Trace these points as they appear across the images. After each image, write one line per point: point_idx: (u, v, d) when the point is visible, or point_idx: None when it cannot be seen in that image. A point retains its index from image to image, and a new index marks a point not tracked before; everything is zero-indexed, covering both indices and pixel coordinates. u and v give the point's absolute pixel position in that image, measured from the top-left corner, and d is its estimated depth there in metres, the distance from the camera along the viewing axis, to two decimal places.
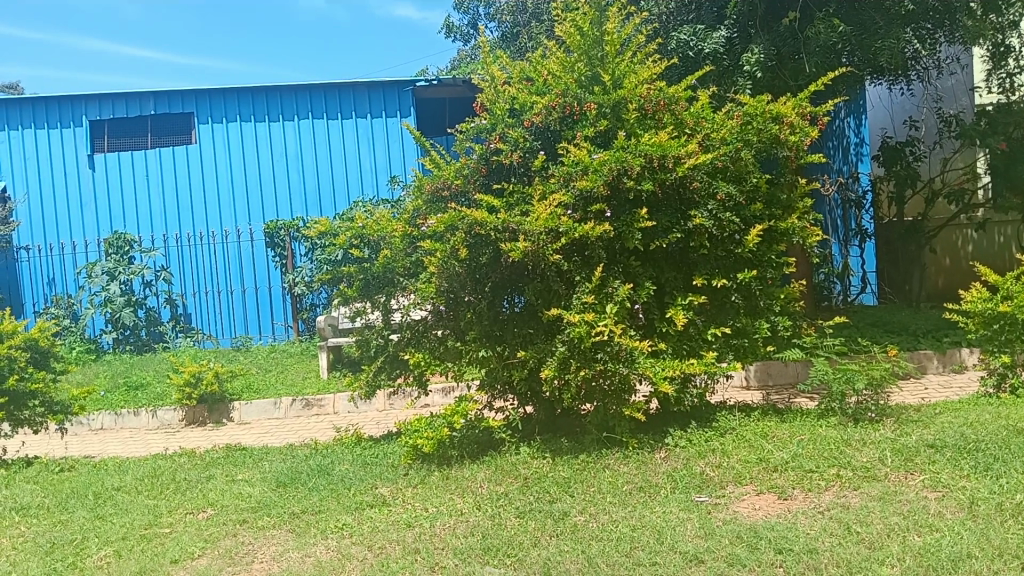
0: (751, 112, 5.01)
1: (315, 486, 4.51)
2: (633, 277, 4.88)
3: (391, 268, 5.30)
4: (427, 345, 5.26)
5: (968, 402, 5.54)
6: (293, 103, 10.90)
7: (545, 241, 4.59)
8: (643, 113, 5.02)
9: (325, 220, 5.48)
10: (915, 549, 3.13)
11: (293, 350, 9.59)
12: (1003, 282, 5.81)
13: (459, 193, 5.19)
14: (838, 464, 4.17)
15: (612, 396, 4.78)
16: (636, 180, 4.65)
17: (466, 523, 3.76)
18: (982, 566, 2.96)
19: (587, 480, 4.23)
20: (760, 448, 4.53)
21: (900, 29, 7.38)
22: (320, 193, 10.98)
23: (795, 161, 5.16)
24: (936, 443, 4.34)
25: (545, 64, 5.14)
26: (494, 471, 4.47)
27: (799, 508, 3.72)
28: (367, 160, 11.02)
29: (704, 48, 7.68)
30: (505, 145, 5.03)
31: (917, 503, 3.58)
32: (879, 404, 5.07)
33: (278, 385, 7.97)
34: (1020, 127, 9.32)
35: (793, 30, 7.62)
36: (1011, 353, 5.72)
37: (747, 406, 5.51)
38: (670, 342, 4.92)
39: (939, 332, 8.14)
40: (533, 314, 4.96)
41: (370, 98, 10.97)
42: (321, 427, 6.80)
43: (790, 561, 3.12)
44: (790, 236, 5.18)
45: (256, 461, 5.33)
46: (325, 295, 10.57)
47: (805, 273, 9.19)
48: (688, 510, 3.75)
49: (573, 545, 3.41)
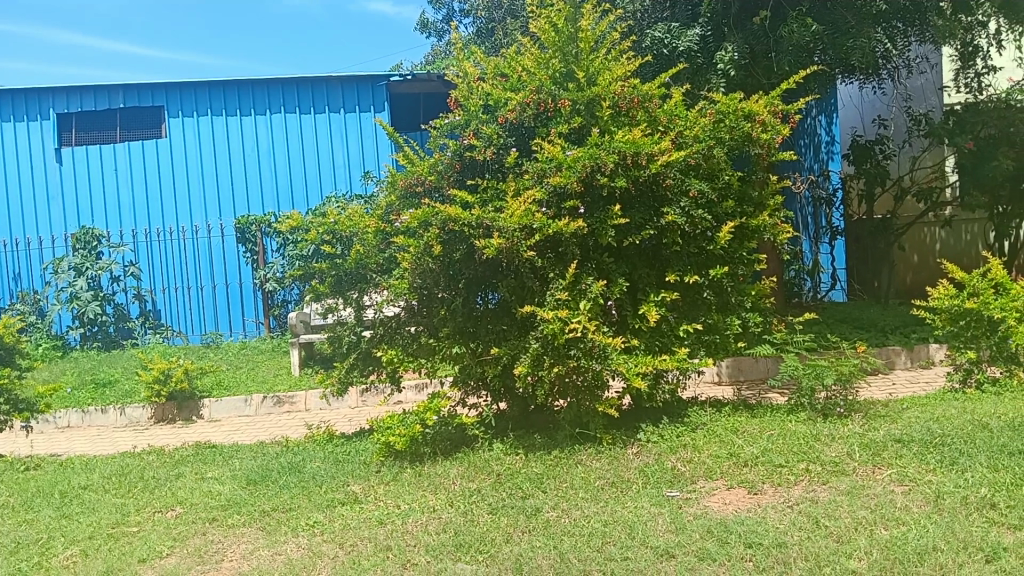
0: (724, 110, 5.03)
1: (286, 484, 4.48)
2: (607, 274, 4.89)
3: (363, 265, 5.26)
4: (401, 342, 5.20)
5: (934, 397, 5.62)
6: (265, 97, 10.79)
7: (520, 238, 4.56)
8: (617, 110, 5.02)
9: (296, 215, 5.44)
10: (882, 542, 3.17)
11: (264, 346, 9.51)
12: (970, 279, 5.88)
13: (433, 189, 5.16)
14: (807, 458, 4.21)
15: (586, 392, 4.78)
16: (609, 176, 4.67)
17: (438, 519, 3.75)
18: (947, 560, 3.00)
19: (559, 476, 4.23)
20: (731, 443, 4.56)
21: (871, 29, 7.45)
22: (293, 189, 10.88)
23: (767, 159, 5.19)
24: (903, 438, 4.40)
25: (519, 60, 5.12)
26: (467, 468, 4.46)
27: (769, 502, 3.75)
28: (340, 154, 10.91)
29: (679, 46, 7.70)
30: (478, 142, 5.01)
31: (884, 497, 3.63)
32: (848, 399, 5.12)
33: (249, 381, 7.90)
34: (987, 127, 9.48)
35: (766, 29, 7.65)
36: (977, 348, 5.83)
37: (718, 402, 5.55)
38: (643, 339, 4.94)
39: (907, 329, 8.26)
40: (506, 311, 4.95)
41: (344, 92, 10.87)
42: (292, 424, 6.75)
43: (760, 555, 3.14)
44: (762, 233, 5.21)
45: (226, 458, 5.29)
46: (297, 291, 10.46)
47: (776, 270, 9.26)
48: (660, 505, 3.77)
49: (545, 540, 3.41)
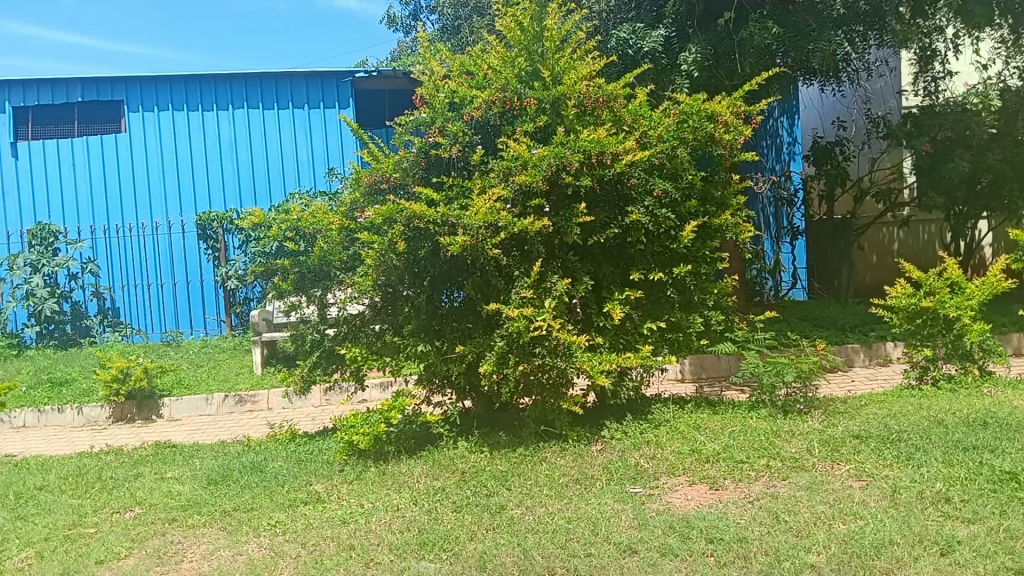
0: (687, 110, 5.06)
1: (248, 483, 4.42)
2: (571, 272, 4.90)
3: (327, 261, 5.20)
4: (364, 340, 5.16)
5: (891, 394, 5.73)
6: (228, 92, 10.64)
7: (485, 235, 4.56)
8: (582, 109, 5.05)
9: (259, 211, 5.38)
10: (841, 536, 3.23)
11: (226, 345, 9.39)
12: (926, 278, 5.99)
13: (398, 186, 5.13)
14: (768, 455, 4.27)
15: (550, 390, 4.80)
16: (574, 175, 4.69)
17: (402, 518, 3.73)
18: (903, 553, 3.06)
19: (524, 473, 4.24)
20: (693, 439, 4.61)
21: (831, 32, 7.55)
22: (255, 185, 10.75)
23: (729, 159, 5.23)
24: (861, 434, 4.49)
25: (484, 58, 5.11)
26: (432, 466, 4.45)
27: (730, 498, 3.80)
28: (304, 151, 10.81)
29: (643, 46, 7.76)
30: (444, 139, 5.00)
31: (843, 492, 3.70)
32: (808, 396, 5.21)
33: (210, 380, 7.79)
34: (943, 130, 9.67)
35: (729, 31, 7.72)
36: (932, 346, 5.95)
37: (681, 399, 5.60)
38: (608, 336, 4.97)
39: (865, 327, 8.41)
40: (472, 309, 4.96)
41: (308, 88, 10.75)
42: (254, 423, 6.67)
43: (721, 550, 3.18)
44: (724, 232, 5.27)
45: (186, 458, 5.21)
46: (259, 288, 10.32)
47: (739, 269, 9.36)
48: (623, 501, 3.80)
49: (509, 538, 3.41)
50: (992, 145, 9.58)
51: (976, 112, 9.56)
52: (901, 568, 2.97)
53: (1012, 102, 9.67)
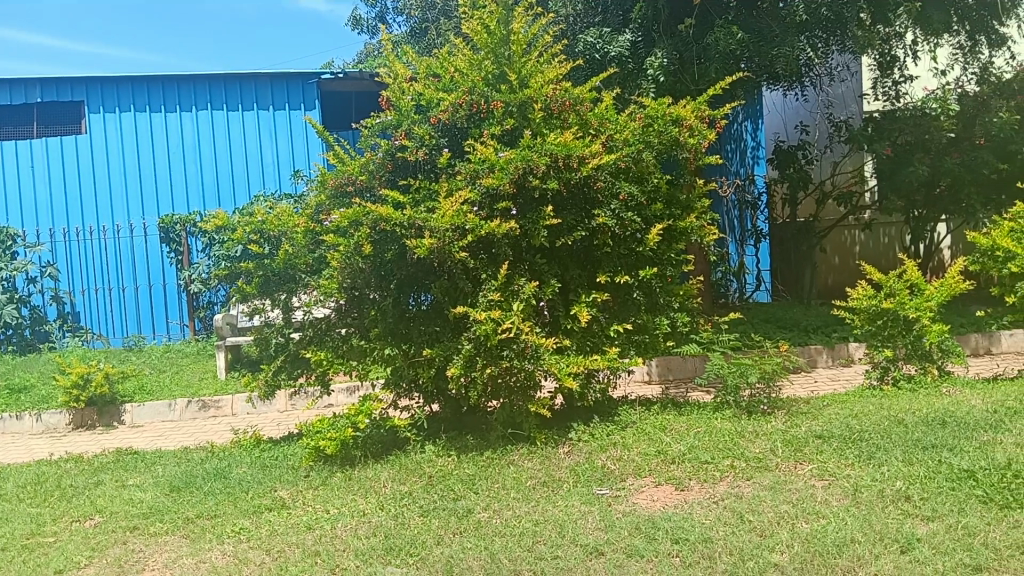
0: (653, 114, 5.09)
1: (211, 490, 4.37)
2: (538, 275, 4.92)
3: (292, 265, 5.17)
4: (330, 344, 5.13)
5: (853, 394, 5.82)
6: (191, 93, 10.51)
7: (452, 238, 4.55)
8: (549, 113, 5.06)
9: (222, 214, 5.31)
10: (803, 535, 3.27)
11: (189, 349, 9.26)
12: (886, 280, 6.09)
13: (364, 189, 5.10)
14: (732, 455, 4.31)
15: (518, 392, 4.80)
16: (541, 178, 4.69)
17: (369, 523, 3.71)
18: (864, 551, 3.10)
19: (491, 476, 4.24)
20: (659, 441, 4.64)
21: (794, 37, 7.65)
22: (219, 187, 10.62)
23: (694, 163, 5.28)
24: (823, 434, 4.55)
25: (451, 61, 5.12)
26: (398, 471, 4.42)
27: (695, 498, 3.82)
28: (269, 153, 10.71)
29: (610, 51, 7.81)
30: (410, 142, 4.98)
31: (805, 492, 3.75)
32: (771, 397, 5.27)
33: (173, 386, 7.67)
34: (904, 134, 9.84)
35: (693, 36, 7.80)
36: (893, 347, 6.06)
37: (648, 400, 5.64)
38: (575, 339, 4.99)
39: (828, 328, 8.53)
40: (439, 312, 4.94)
41: (273, 90, 10.65)
42: (218, 429, 6.58)
43: (686, 550, 3.20)
44: (689, 235, 5.32)
45: (148, 465, 5.13)
46: (224, 292, 10.21)
47: (704, 271, 9.45)
48: (590, 503, 3.81)
49: (476, 541, 3.41)
50: (950, 149, 9.78)
51: (935, 116, 9.69)
52: (862, 566, 3.01)
53: (969, 107, 9.86)
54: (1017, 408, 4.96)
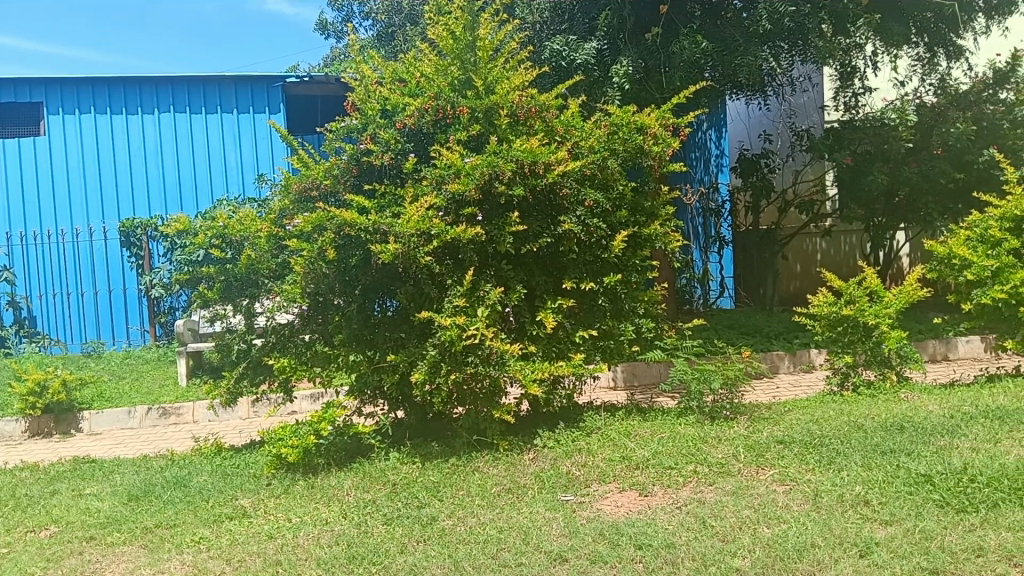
0: (617, 122, 5.12)
1: (171, 499, 4.30)
2: (504, 281, 4.91)
3: (255, 270, 5.15)
4: (293, 350, 5.08)
5: (815, 400, 5.91)
6: (153, 95, 10.35)
7: (417, 243, 4.55)
8: (515, 119, 5.08)
9: (184, 218, 5.24)
10: (765, 540, 3.30)
11: (149, 356, 9.11)
12: (846, 287, 6.18)
13: (329, 193, 5.07)
14: (695, 460, 4.35)
15: (483, 399, 4.81)
16: (507, 184, 4.69)
17: (331, 532, 3.68)
18: (824, 555, 3.14)
19: (456, 483, 4.22)
20: (623, 446, 4.66)
21: (757, 47, 7.75)
22: (182, 191, 10.47)
23: (659, 171, 5.29)
24: (784, 440, 4.61)
25: (417, 66, 5.10)
26: (362, 478, 4.39)
27: (658, 504, 3.85)
28: (233, 157, 10.58)
29: (576, 58, 7.86)
30: (375, 146, 4.93)
31: (767, 497, 3.79)
32: (734, 402, 5.33)
33: (132, 393, 7.53)
34: (863, 143, 10.02)
35: (658, 45, 7.86)
36: (853, 353, 6.16)
37: (612, 406, 5.66)
38: (541, 345, 5.00)
39: (790, 334, 8.66)
40: (404, 319, 4.91)
41: (237, 92, 10.53)
42: (178, 437, 6.48)
43: (650, 556, 3.22)
44: (653, 242, 5.36)
45: (106, 474, 5.04)
46: (185, 298, 10.06)
47: (668, 278, 9.51)
48: (554, 509, 3.81)
49: (440, 549, 3.39)
50: (908, 159, 9.98)
51: (893, 126, 9.88)
52: (822, 570, 3.05)
53: (927, 118, 10.09)
54: (972, 413, 5.06)
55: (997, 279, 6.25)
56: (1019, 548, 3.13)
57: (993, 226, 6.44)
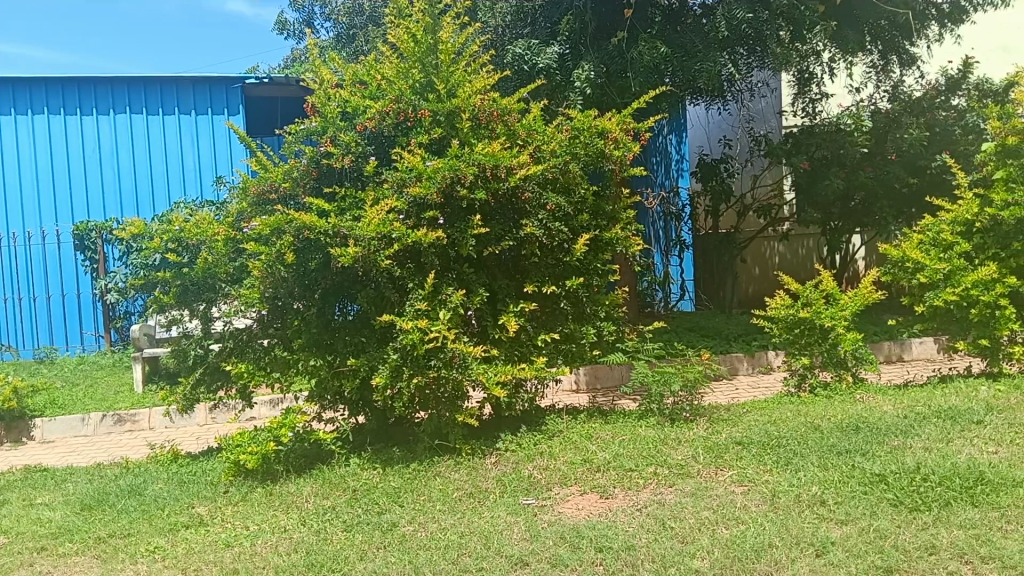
0: (579, 127, 5.13)
1: (125, 508, 4.22)
2: (466, 284, 4.89)
3: (212, 274, 5.04)
4: (251, 355, 5.03)
5: (772, 401, 5.99)
6: (109, 96, 10.16)
7: (378, 246, 4.51)
8: (477, 123, 5.07)
9: (139, 221, 5.14)
10: (723, 541, 3.34)
11: (104, 361, 8.94)
12: (803, 290, 6.28)
13: (288, 196, 5.02)
14: (655, 462, 4.38)
15: (446, 403, 4.78)
16: (469, 188, 4.69)
17: (290, 539, 3.64)
18: (781, 555, 3.19)
19: (417, 489, 4.20)
20: (585, 449, 4.68)
21: (717, 53, 7.83)
22: (138, 194, 10.29)
23: (620, 175, 5.33)
24: (743, 440, 4.66)
25: (378, 68, 5.06)
26: (322, 485, 4.35)
27: (619, 506, 3.87)
28: (190, 159, 10.42)
29: (538, 62, 7.87)
30: (336, 149, 4.89)
31: (725, 498, 3.83)
32: (693, 404, 5.38)
33: (86, 399, 7.38)
34: (820, 149, 10.20)
35: (620, 50, 7.91)
36: (810, 355, 6.25)
37: (574, 409, 5.68)
38: (503, 349, 5.00)
39: (748, 336, 8.77)
40: (365, 323, 4.88)
41: (195, 93, 10.37)
42: (134, 444, 6.37)
43: (610, 558, 3.23)
44: (614, 246, 5.39)
45: (58, 482, 4.93)
46: (141, 303, 9.86)
47: (630, 281, 9.58)
48: (516, 513, 3.81)
49: (400, 555, 3.37)
50: (863, 164, 10.19)
51: (849, 132, 10.08)
52: (779, 570, 3.09)
53: (881, 124, 10.30)
54: (926, 413, 5.17)
55: (950, 281, 6.39)
56: (970, 545, 3.21)
57: (946, 230, 6.59)
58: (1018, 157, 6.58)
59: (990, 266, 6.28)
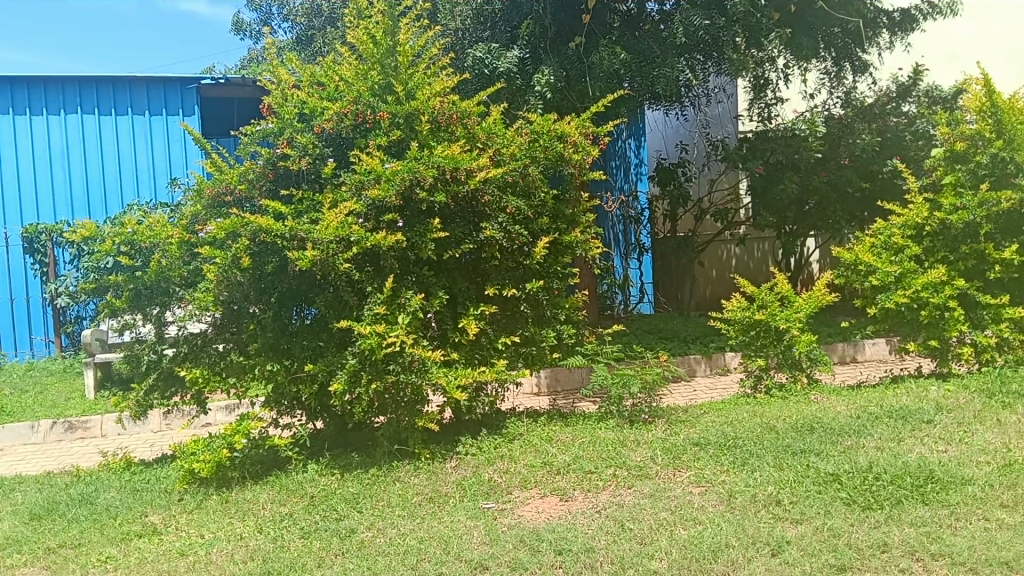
0: (538, 130, 5.17)
1: (76, 517, 4.12)
2: (425, 288, 4.88)
3: (165, 277, 4.96)
4: (206, 360, 4.94)
5: (730, 402, 6.07)
6: (59, 95, 9.94)
7: (336, 250, 4.47)
8: (437, 125, 5.04)
9: (90, 224, 5.03)
10: (681, 541, 3.37)
11: (54, 367, 8.72)
12: (759, 292, 6.37)
13: (244, 199, 4.96)
14: (615, 464, 4.41)
15: (405, 408, 4.76)
16: (429, 191, 4.67)
17: (246, 547, 3.58)
18: (738, 555, 3.23)
19: (376, 494, 4.17)
20: (544, 452, 4.69)
21: (675, 59, 7.91)
22: (90, 196, 10.08)
23: (579, 178, 5.36)
24: (700, 441, 4.72)
25: (336, 69, 5.02)
26: (279, 492, 4.29)
27: (578, 508, 3.89)
28: (144, 161, 10.23)
29: (498, 66, 7.88)
30: (293, 151, 4.86)
31: (683, 499, 3.87)
32: (652, 406, 5.43)
33: (35, 406, 7.19)
34: (775, 154, 10.38)
35: (579, 54, 7.97)
36: (765, 356, 6.35)
37: (534, 412, 5.70)
38: (462, 352, 5.00)
39: (706, 338, 8.89)
40: (323, 327, 4.83)
41: (149, 93, 10.19)
42: (85, 452, 6.22)
43: (569, 561, 3.25)
44: (574, 249, 5.43)
45: (5, 492, 4.79)
46: (92, 307, 9.66)
47: (590, 284, 9.61)
48: (475, 518, 3.80)
49: (358, 562, 3.34)
50: (818, 169, 10.38)
51: (803, 137, 10.26)
52: (735, 570, 3.13)
53: (834, 129, 10.50)
54: (878, 413, 5.28)
55: (901, 284, 6.54)
56: (921, 543, 3.28)
57: (897, 234, 6.74)
58: (965, 162, 6.76)
59: (939, 269, 6.44)
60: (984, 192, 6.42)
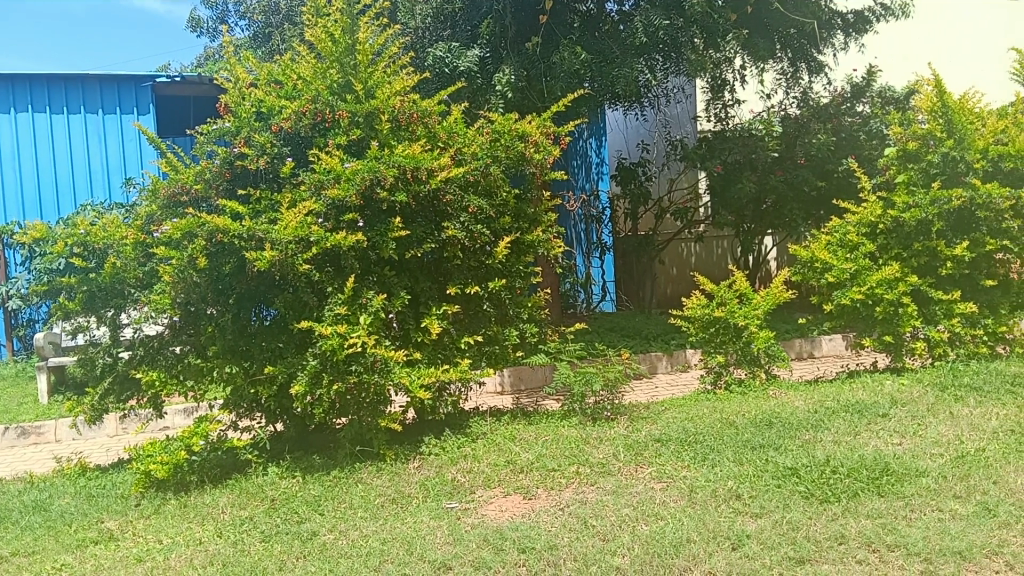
0: (500, 129, 5.16)
1: (29, 525, 4.02)
2: (387, 288, 4.86)
3: (121, 279, 4.89)
4: (163, 363, 4.86)
5: (690, 398, 6.14)
6: (9, 94, 9.71)
7: (295, 250, 4.44)
8: (397, 124, 5.02)
9: (41, 225, 4.92)
10: (643, 537, 3.40)
11: (4, 372, 8.51)
12: (717, 290, 6.45)
13: (200, 198, 4.87)
14: (577, 461, 4.44)
15: (368, 408, 4.76)
16: (389, 190, 4.64)
17: (205, 552, 3.53)
18: (699, 550, 3.26)
19: (338, 496, 4.14)
20: (507, 451, 4.70)
21: (634, 59, 7.97)
22: (42, 197, 9.87)
23: (540, 178, 5.37)
24: (662, 438, 4.76)
25: (294, 68, 4.96)
26: (239, 495, 4.24)
27: (542, 506, 3.91)
28: (97, 161, 10.01)
29: (459, 65, 7.85)
30: (250, 150, 4.80)
31: (644, 495, 3.90)
32: (614, 404, 5.48)
33: None
34: (733, 153, 10.52)
35: (538, 54, 8.00)
36: (725, 353, 6.43)
37: (498, 410, 5.70)
38: (425, 352, 4.97)
39: (667, 335, 8.99)
40: (283, 327, 4.78)
41: (102, 92, 9.97)
42: (38, 457, 6.09)
43: (533, 559, 3.26)
44: (536, 248, 5.45)
45: None
46: (45, 310, 9.47)
47: (552, 283, 9.65)
48: (439, 518, 3.80)
49: (320, 564, 3.32)
50: (775, 167, 10.53)
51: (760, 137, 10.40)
52: (697, 565, 3.17)
53: (791, 129, 10.66)
54: (835, 407, 5.38)
55: (856, 280, 6.66)
56: (877, 534, 3.35)
57: (851, 232, 6.87)
58: (917, 161, 6.91)
59: (893, 266, 6.58)
60: (935, 190, 6.57)
